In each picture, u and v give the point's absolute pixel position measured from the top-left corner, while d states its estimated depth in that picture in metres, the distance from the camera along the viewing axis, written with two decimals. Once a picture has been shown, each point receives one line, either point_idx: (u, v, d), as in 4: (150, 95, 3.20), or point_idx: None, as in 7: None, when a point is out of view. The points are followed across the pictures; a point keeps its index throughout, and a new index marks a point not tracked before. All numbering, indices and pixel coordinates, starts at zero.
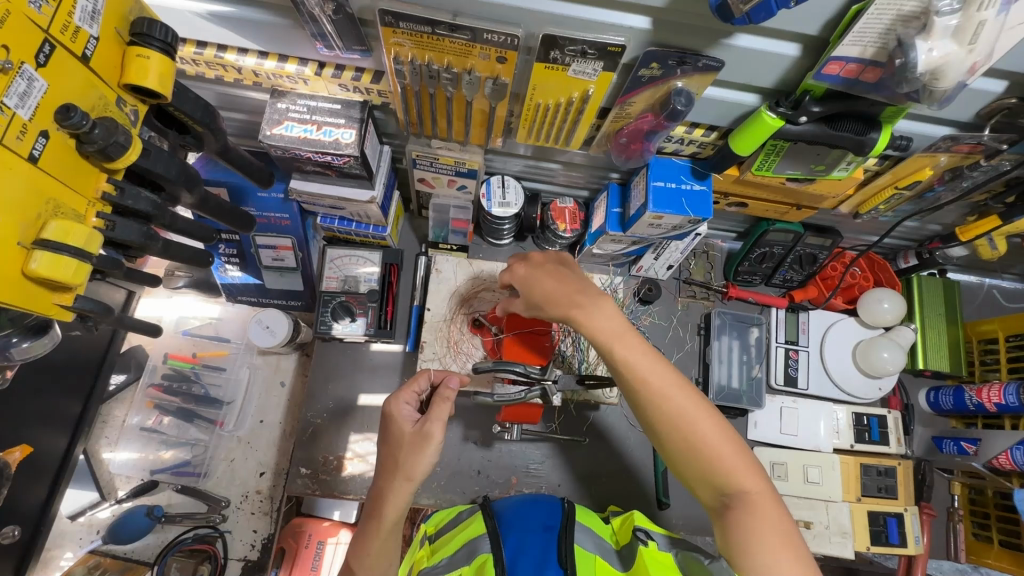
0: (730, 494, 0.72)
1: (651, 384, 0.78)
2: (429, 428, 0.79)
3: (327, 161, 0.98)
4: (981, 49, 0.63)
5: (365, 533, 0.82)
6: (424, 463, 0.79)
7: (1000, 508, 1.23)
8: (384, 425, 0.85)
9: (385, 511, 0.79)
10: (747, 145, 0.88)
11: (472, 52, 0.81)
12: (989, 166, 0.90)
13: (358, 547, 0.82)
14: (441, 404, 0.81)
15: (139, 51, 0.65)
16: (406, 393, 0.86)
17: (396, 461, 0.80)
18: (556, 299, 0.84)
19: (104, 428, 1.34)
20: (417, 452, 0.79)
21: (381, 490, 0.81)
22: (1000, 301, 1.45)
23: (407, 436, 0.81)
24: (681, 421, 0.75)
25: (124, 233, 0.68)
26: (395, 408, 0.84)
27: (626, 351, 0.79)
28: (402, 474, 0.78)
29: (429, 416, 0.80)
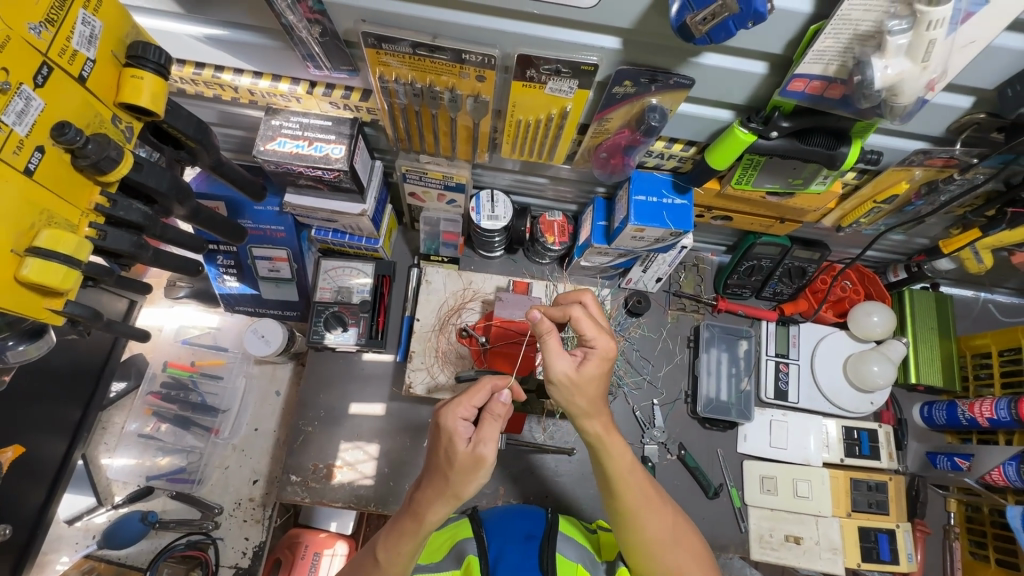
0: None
1: (635, 494, 0.86)
2: (483, 451, 0.77)
3: (318, 176, 1.02)
4: (934, 67, 0.65)
5: (400, 532, 0.82)
6: (473, 484, 0.79)
7: (997, 526, 1.21)
8: (438, 436, 0.82)
9: (426, 518, 0.80)
10: (723, 160, 0.89)
11: (455, 72, 0.84)
12: (963, 180, 0.92)
13: (390, 544, 0.82)
14: (493, 424, 0.79)
15: (134, 72, 0.70)
16: (463, 406, 0.81)
17: (447, 477, 0.79)
18: (583, 387, 0.82)
19: (103, 434, 1.38)
20: (470, 474, 0.78)
21: (423, 495, 0.81)
22: (995, 315, 1.43)
23: (460, 457, 0.78)
24: (653, 530, 0.85)
25: (115, 241, 0.71)
26: (452, 425, 0.79)
27: (617, 456, 0.85)
28: (450, 493, 0.79)
29: (483, 438, 0.78)
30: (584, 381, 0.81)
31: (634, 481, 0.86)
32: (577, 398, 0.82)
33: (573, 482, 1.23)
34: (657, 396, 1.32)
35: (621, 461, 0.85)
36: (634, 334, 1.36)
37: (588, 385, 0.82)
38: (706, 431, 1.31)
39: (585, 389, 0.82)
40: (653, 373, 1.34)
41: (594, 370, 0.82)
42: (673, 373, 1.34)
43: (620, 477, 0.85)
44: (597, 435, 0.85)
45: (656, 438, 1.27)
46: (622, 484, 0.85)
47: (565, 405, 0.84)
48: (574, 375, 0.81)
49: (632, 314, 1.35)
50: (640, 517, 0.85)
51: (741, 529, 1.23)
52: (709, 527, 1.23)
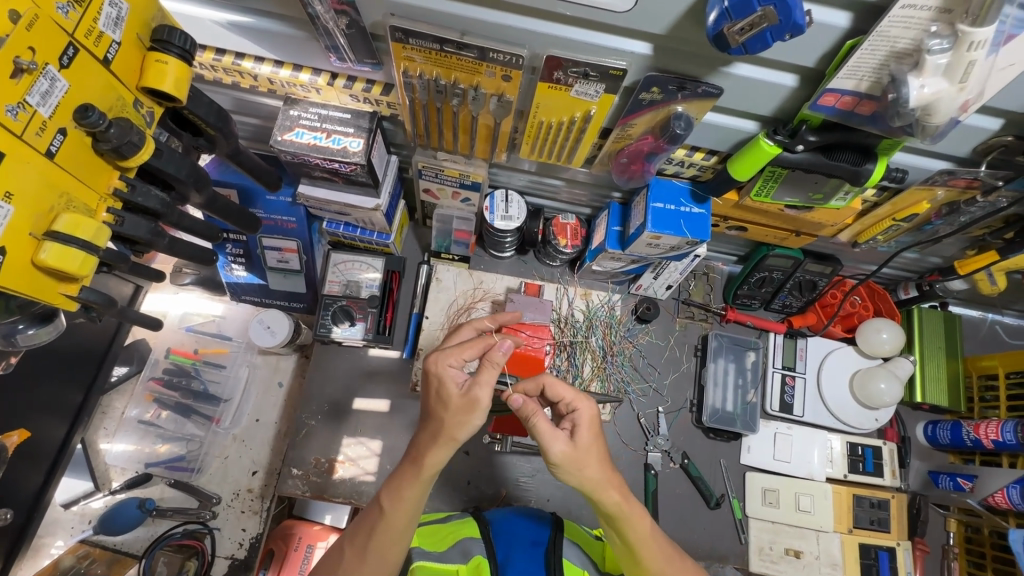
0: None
1: (658, 559, 0.84)
2: (476, 394, 0.76)
3: (334, 168, 1.01)
4: (970, 89, 0.64)
5: (401, 478, 0.80)
6: (469, 427, 0.76)
7: (997, 548, 1.20)
8: (427, 384, 0.79)
9: (424, 464, 0.78)
10: (745, 171, 0.89)
11: (480, 70, 0.83)
12: (985, 203, 0.91)
13: (391, 492, 0.80)
14: (490, 371, 0.76)
15: (158, 56, 0.68)
16: (453, 355, 0.79)
17: (442, 419, 0.77)
18: (584, 460, 0.77)
19: (103, 419, 1.36)
20: (464, 416, 0.76)
21: (418, 441, 0.80)
22: (1002, 337, 1.43)
23: (454, 401, 0.76)
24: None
25: (132, 228, 0.70)
26: (442, 372, 0.78)
27: (636, 523, 0.81)
28: (446, 435, 0.77)
29: (478, 381, 0.76)
30: (584, 452, 0.78)
31: (654, 546, 0.84)
32: (585, 473, 0.77)
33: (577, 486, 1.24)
34: (663, 404, 1.32)
35: (642, 530, 0.82)
36: (642, 340, 1.35)
37: (589, 450, 0.78)
38: (710, 441, 1.31)
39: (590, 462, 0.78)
40: (660, 381, 1.33)
41: (588, 434, 0.79)
42: (679, 381, 1.34)
43: (639, 543, 0.82)
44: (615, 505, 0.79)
45: (660, 447, 1.27)
46: (640, 552, 0.83)
47: (579, 483, 0.78)
48: (571, 452, 0.77)
49: (642, 321, 1.35)
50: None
51: (741, 541, 1.23)
52: (710, 537, 1.23)
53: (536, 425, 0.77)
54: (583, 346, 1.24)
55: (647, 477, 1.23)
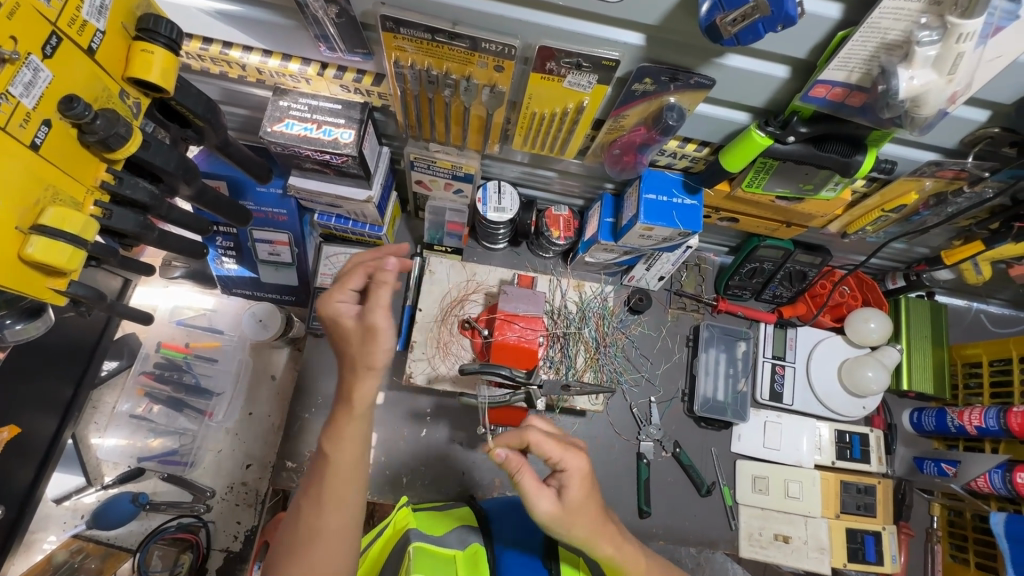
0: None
1: None
2: (372, 318, 0.77)
3: (325, 160, 1.00)
4: (960, 80, 0.65)
5: (337, 419, 0.81)
6: (380, 351, 0.77)
7: (979, 530, 1.24)
8: (333, 326, 0.81)
9: (353, 399, 0.79)
10: (737, 162, 0.89)
11: (472, 60, 0.83)
12: (972, 193, 0.93)
13: (331, 438, 0.81)
14: (381, 292, 0.77)
15: (144, 46, 0.67)
16: (338, 291, 0.81)
17: (353, 354, 0.79)
18: (574, 517, 0.78)
19: (94, 414, 1.35)
20: (368, 343, 0.77)
21: (344, 380, 0.81)
22: (986, 326, 1.46)
23: (353, 330, 0.79)
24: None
25: (120, 221, 0.70)
26: (332, 308, 0.80)
27: (631, 564, 0.83)
28: (362, 365, 0.78)
29: (370, 307, 0.77)
30: (573, 511, 0.79)
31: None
32: (574, 529, 0.78)
33: None
34: (655, 394, 1.33)
35: (641, 569, 0.83)
36: (634, 331, 1.36)
37: (579, 508, 0.79)
38: (701, 429, 1.32)
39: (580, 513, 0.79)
40: (651, 371, 1.35)
41: (575, 494, 0.79)
42: (671, 371, 1.35)
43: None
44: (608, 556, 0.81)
45: (652, 436, 1.28)
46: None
47: (568, 539, 0.80)
48: (560, 510, 0.78)
49: (634, 312, 1.36)
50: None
51: (731, 527, 1.25)
52: (701, 524, 1.25)
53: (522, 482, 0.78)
54: (576, 337, 1.23)
55: (639, 466, 1.25)
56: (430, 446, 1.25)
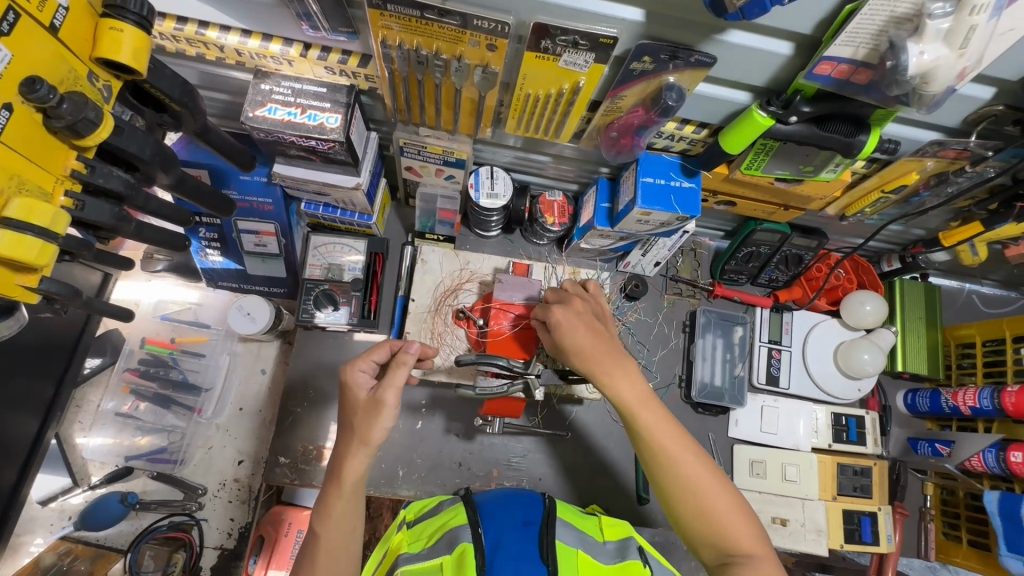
0: (734, 555, 0.77)
1: (668, 439, 0.82)
2: (382, 394, 0.79)
3: (311, 146, 0.96)
4: (970, 55, 0.63)
5: (327, 498, 0.82)
6: (378, 428, 0.79)
7: (971, 508, 1.25)
8: (342, 392, 0.85)
9: (344, 475, 0.81)
10: (737, 144, 0.87)
11: (463, 39, 0.79)
12: (973, 173, 0.91)
13: (321, 515, 0.82)
14: (399, 371, 0.79)
15: (112, 24, 0.62)
16: (363, 360, 0.83)
17: (354, 425, 0.81)
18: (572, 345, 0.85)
19: (78, 413, 1.32)
20: (372, 416, 0.79)
21: (338, 454, 0.83)
22: (978, 306, 1.47)
23: (363, 402, 0.81)
24: (688, 480, 0.80)
25: (94, 213, 0.65)
26: (352, 377, 0.83)
27: (642, 415, 0.83)
28: (359, 438, 0.80)
29: (383, 382, 0.79)
30: (564, 348, 0.86)
31: (665, 439, 0.82)
32: (577, 363, 0.85)
33: (569, 464, 1.26)
34: (652, 380, 1.32)
35: (652, 420, 0.82)
36: (631, 318, 1.35)
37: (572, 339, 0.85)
38: (699, 415, 1.32)
39: (581, 347, 0.84)
40: (648, 358, 1.34)
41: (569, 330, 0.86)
42: (669, 357, 1.34)
43: (647, 436, 0.82)
44: (622, 396, 0.83)
45: None
46: (650, 443, 0.82)
47: (578, 368, 0.86)
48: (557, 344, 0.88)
49: (630, 299, 1.32)
50: (681, 475, 0.80)
51: None
52: None
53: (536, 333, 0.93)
54: None
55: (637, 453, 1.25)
56: (426, 438, 1.23)
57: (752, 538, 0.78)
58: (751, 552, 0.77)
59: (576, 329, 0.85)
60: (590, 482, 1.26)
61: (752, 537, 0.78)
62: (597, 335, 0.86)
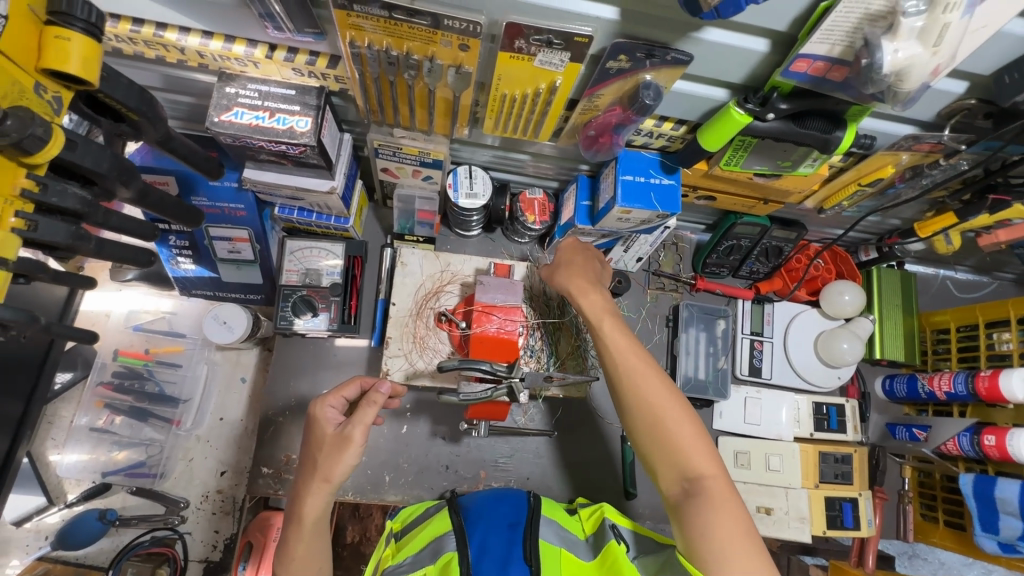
0: (692, 479, 0.81)
1: (627, 364, 0.90)
2: (349, 431, 0.83)
3: (282, 151, 0.93)
4: (944, 53, 0.63)
5: (289, 538, 0.85)
6: (342, 466, 0.83)
7: (947, 490, 1.29)
8: (310, 425, 0.89)
9: (305, 512, 0.84)
10: (715, 141, 0.86)
11: (435, 40, 0.77)
12: (947, 165, 0.93)
13: (283, 555, 0.85)
14: (367, 410, 0.84)
15: (58, 31, 0.59)
16: (333, 396, 0.88)
17: (317, 462, 0.85)
18: (564, 269, 1.04)
19: (51, 430, 1.28)
20: (336, 453, 0.83)
21: (299, 492, 0.86)
22: (952, 292, 1.50)
23: (330, 438, 0.85)
24: (645, 397, 0.87)
25: (49, 233, 0.63)
26: (320, 411, 0.87)
27: (611, 333, 0.93)
28: (320, 475, 0.83)
29: (351, 421, 0.84)
30: (558, 266, 1.05)
31: (631, 357, 0.91)
32: (564, 277, 1.02)
33: (556, 462, 1.26)
34: None
35: (618, 341, 0.92)
36: None
37: (567, 264, 1.05)
38: None
39: (573, 266, 1.04)
40: None
41: (569, 259, 1.06)
42: (653, 352, 1.35)
43: (614, 352, 0.92)
44: (594, 314, 0.96)
45: None
46: (615, 357, 0.91)
47: (565, 287, 1.01)
48: (553, 267, 1.06)
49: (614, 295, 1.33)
50: (639, 392, 0.88)
51: None
52: None
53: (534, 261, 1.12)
54: (558, 325, 1.19)
55: (624, 449, 1.26)
56: (412, 442, 1.22)
57: (705, 456, 0.82)
58: (700, 472, 0.81)
59: (573, 253, 1.07)
60: (577, 480, 1.26)
61: (708, 459, 0.82)
62: (589, 262, 1.06)
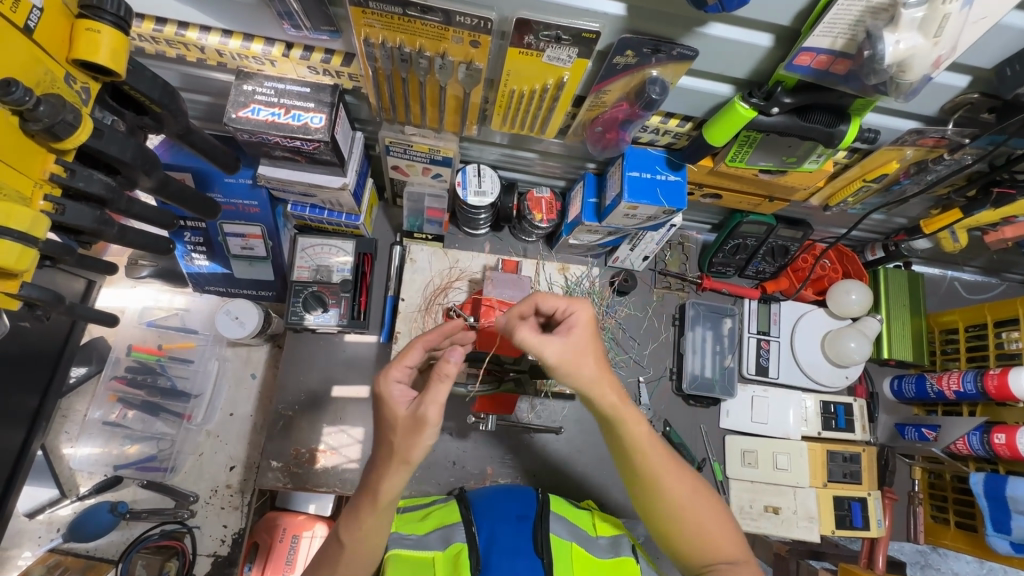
0: (722, 563, 0.78)
1: (650, 453, 0.78)
2: (424, 411, 0.69)
3: (296, 147, 0.96)
4: (945, 43, 0.65)
5: (359, 509, 0.76)
6: (421, 447, 0.70)
7: (958, 491, 1.28)
8: (377, 405, 0.76)
9: (380, 492, 0.73)
10: (721, 136, 0.87)
11: (446, 36, 0.79)
12: (951, 160, 0.94)
13: (351, 524, 0.76)
14: (440, 386, 0.69)
15: (89, 24, 0.62)
16: (396, 368, 0.76)
17: (392, 442, 0.72)
18: (581, 360, 0.74)
19: (65, 423, 1.30)
20: (413, 436, 0.70)
21: (373, 470, 0.75)
22: (961, 293, 1.50)
23: (402, 418, 0.72)
24: (673, 490, 0.78)
25: (75, 217, 0.66)
26: (387, 389, 0.75)
27: (633, 425, 0.77)
28: (397, 458, 0.71)
29: (426, 398, 0.70)
30: (579, 353, 0.74)
31: (653, 448, 0.78)
32: (580, 371, 0.73)
33: (562, 460, 1.26)
34: (643, 373, 1.33)
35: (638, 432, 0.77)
36: (622, 314, 1.35)
37: (589, 350, 0.75)
38: (690, 407, 1.33)
39: (586, 353, 0.74)
40: (639, 353, 1.34)
41: (586, 337, 0.75)
42: (659, 351, 1.35)
43: (637, 445, 0.78)
44: (612, 409, 0.76)
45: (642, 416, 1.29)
46: (642, 452, 0.78)
47: (574, 383, 0.74)
48: (569, 350, 0.73)
49: (621, 294, 1.34)
50: (664, 486, 0.78)
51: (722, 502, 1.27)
52: None
53: (522, 337, 0.73)
54: None
55: None
56: None
57: (734, 543, 0.79)
58: (734, 559, 0.78)
59: (587, 348, 0.74)
60: (584, 478, 1.26)
61: (736, 545, 0.79)
62: (596, 348, 0.76)
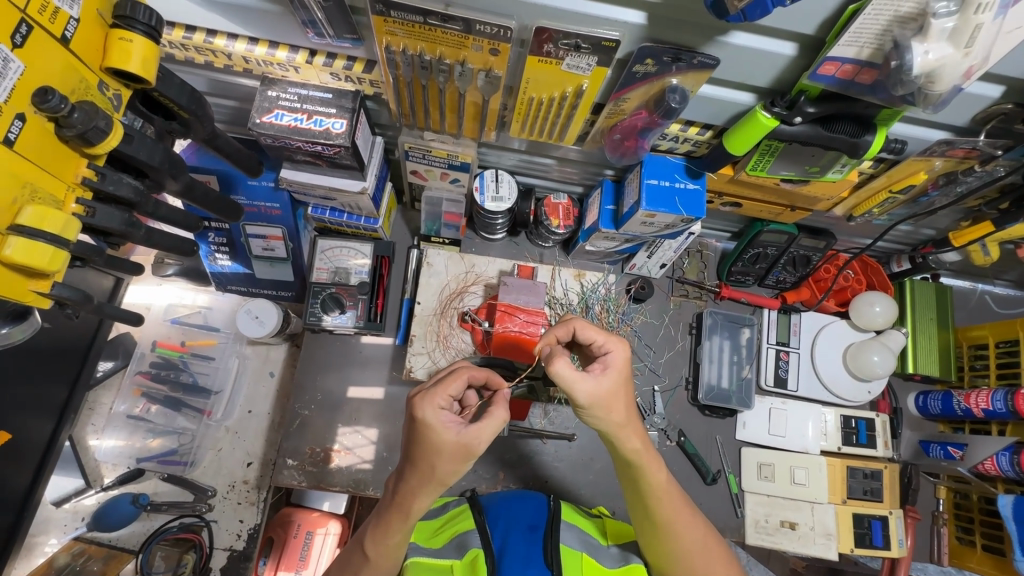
0: None
1: (667, 504, 0.80)
2: (477, 444, 0.71)
3: (317, 151, 0.97)
4: (977, 53, 0.63)
5: (387, 522, 0.77)
6: (458, 473, 0.73)
7: (984, 512, 1.23)
8: (413, 428, 0.72)
9: (410, 509, 0.75)
10: (741, 145, 0.86)
11: (466, 44, 0.80)
12: (983, 172, 0.91)
13: (376, 536, 0.78)
14: (494, 419, 0.72)
15: (122, 34, 0.65)
16: (441, 396, 0.72)
17: (432, 466, 0.71)
18: (613, 402, 0.74)
19: (91, 415, 1.34)
20: (456, 464, 0.71)
21: (402, 483, 0.75)
22: (992, 307, 1.45)
23: (447, 447, 0.70)
24: (686, 538, 0.81)
25: (105, 219, 0.68)
26: (433, 416, 0.70)
27: (654, 472, 0.79)
28: (435, 481, 0.73)
29: (480, 430, 0.71)
30: (612, 394, 0.74)
31: (670, 496, 0.81)
32: (611, 414, 0.74)
33: (574, 467, 1.25)
34: (659, 382, 1.31)
35: (659, 478, 0.79)
36: (638, 322, 1.34)
37: (619, 391, 0.74)
38: (706, 418, 1.31)
39: (618, 399, 0.74)
40: (655, 361, 1.33)
41: (618, 377, 0.75)
42: (675, 360, 1.33)
43: (656, 492, 0.80)
44: (636, 453, 0.77)
45: (656, 425, 1.26)
46: (660, 499, 0.79)
47: (598, 423, 0.75)
48: (599, 393, 0.72)
49: (637, 301, 1.33)
50: (675, 532, 0.80)
51: (737, 514, 1.24)
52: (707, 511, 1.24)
53: (560, 371, 0.71)
54: None
55: None
56: None
57: None
58: None
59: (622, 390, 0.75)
60: (597, 486, 1.24)
61: None
62: (628, 393, 0.76)
